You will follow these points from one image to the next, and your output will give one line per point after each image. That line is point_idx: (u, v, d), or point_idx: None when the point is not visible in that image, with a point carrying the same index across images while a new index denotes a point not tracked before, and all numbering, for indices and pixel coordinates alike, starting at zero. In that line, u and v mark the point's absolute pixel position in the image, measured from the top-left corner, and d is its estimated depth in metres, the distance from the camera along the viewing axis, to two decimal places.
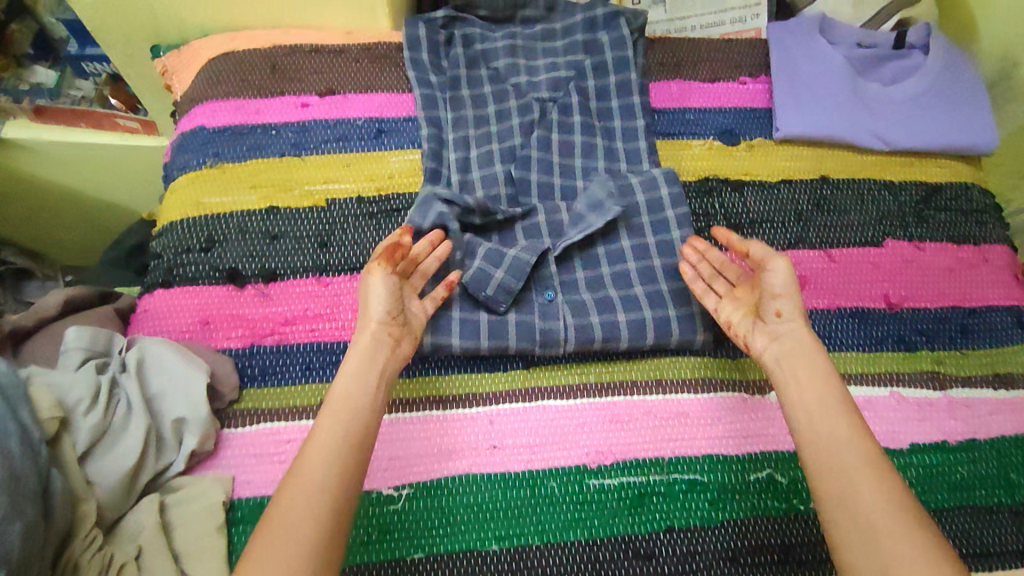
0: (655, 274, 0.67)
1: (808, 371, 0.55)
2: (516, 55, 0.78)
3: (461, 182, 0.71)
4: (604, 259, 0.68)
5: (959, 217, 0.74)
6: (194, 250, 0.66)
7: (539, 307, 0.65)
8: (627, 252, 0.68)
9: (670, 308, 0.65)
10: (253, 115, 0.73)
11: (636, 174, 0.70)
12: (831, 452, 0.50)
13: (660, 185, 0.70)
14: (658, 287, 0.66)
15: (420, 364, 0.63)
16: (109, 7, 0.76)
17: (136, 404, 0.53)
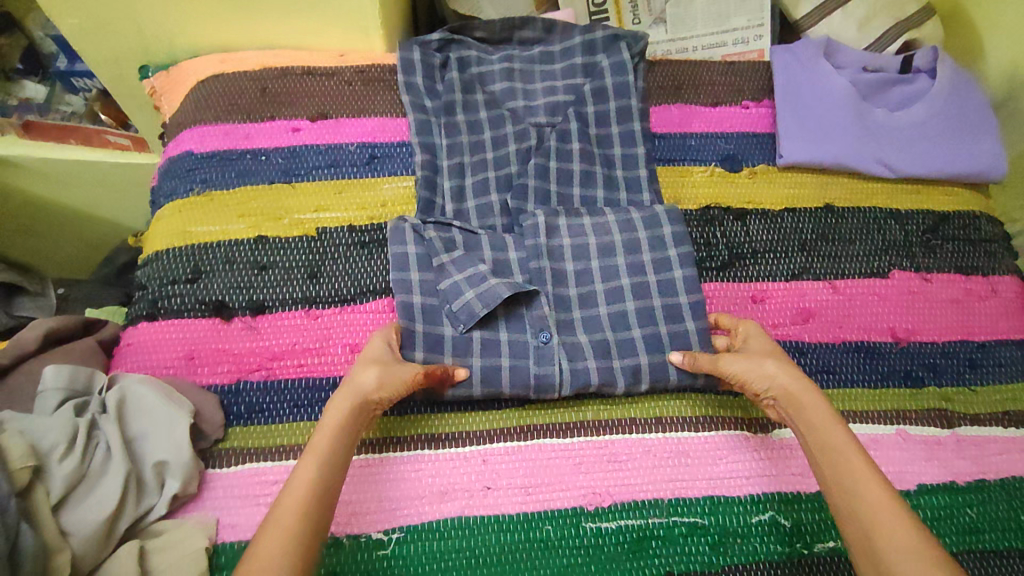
0: (654, 316, 0.64)
1: (819, 418, 0.53)
2: (513, 79, 0.75)
3: (455, 212, 0.69)
4: (601, 294, 0.65)
5: (966, 247, 0.72)
6: (180, 281, 0.64)
7: (534, 350, 0.62)
8: (626, 289, 0.65)
9: (668, 346, 0.62)
10: (243, 139, 0.72)
11: (638, 209, 0.68)
12: (850, 503, 0.47)
13: (662, 221, 0.67)
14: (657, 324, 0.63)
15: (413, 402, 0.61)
16: (98, 27, 0.74)
17: (115, 447, 0.51)
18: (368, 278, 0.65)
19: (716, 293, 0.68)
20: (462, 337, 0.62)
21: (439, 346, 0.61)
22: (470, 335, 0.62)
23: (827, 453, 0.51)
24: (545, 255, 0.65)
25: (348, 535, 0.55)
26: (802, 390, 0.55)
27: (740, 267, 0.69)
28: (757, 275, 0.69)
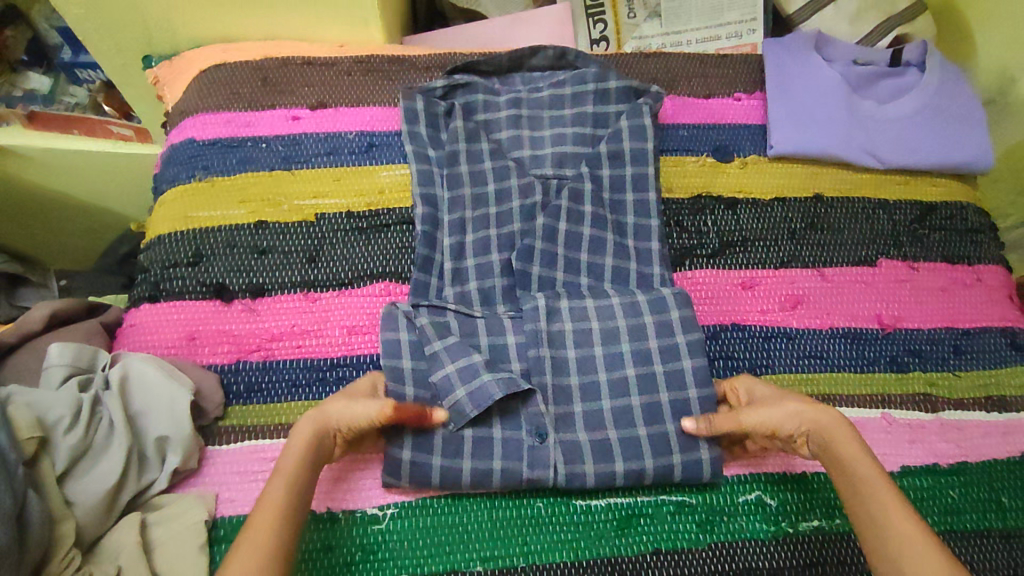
0: (653, 386, 0.61)
1: (849, 456, 0.53)
2: (520, 126, 0.73)
3: (454, 268, 0.66)
4: (593, 312, 0.63)
5: (953, 237, 0.74)
6: (181, 264, 0.66)
7: (528, 452, 0.58)
8: (617, 309, 0.63)
9: (662, 394, 0.60)
10: (244, 127, 0.73)
11: (644, 292, 0.64)
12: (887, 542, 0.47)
13: (671, 306, 0.63)
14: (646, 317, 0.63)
15: None
16: (102, 18, 0.76)
17: (117, 422, 0.52)
18: (366, 263, 0.67)
19: (706, 279, 0.69)
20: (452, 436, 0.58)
21: (431, 411, 0.59)
22: (450, 372, 0.59)
23: (857, 493, 0.51)
24: (545, 341, 0.62)
25: (344, 510, 0.57)
26: (827, 425, 0.55)
27: (731, 255, 0.71)
28: (747, 264, 0.70)
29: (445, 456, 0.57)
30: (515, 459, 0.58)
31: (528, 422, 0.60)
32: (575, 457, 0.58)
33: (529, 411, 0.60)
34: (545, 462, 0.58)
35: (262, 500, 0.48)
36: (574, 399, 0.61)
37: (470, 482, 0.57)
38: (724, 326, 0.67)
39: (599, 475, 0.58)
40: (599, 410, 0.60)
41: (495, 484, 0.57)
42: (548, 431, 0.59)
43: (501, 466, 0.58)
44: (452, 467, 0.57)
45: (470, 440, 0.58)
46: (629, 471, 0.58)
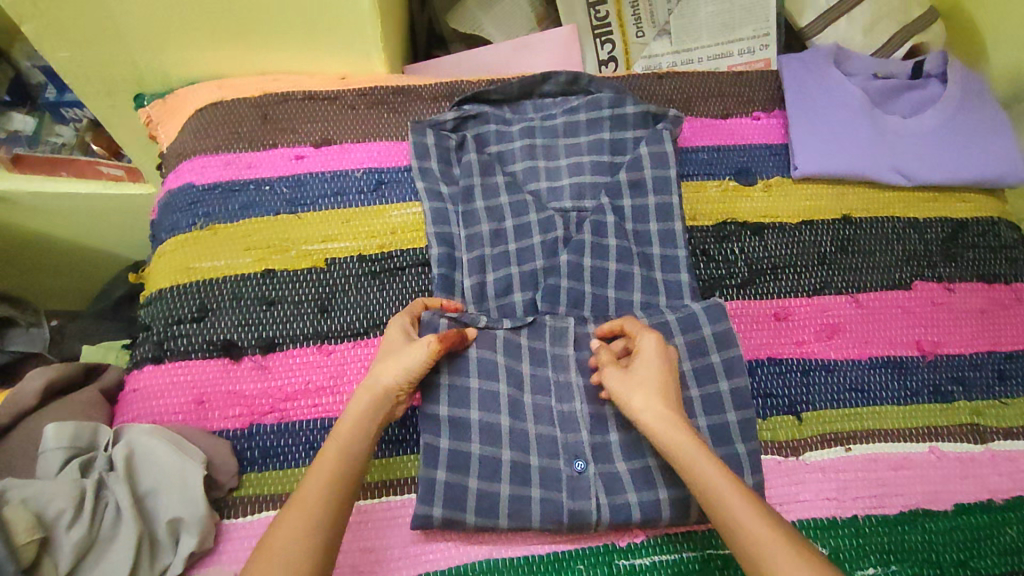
0: (690, 410, 0.59)
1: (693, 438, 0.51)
2: (535, 156, 0.70)
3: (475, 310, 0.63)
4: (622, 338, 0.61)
5: (988, 254, 0.71)
6: (185, 321, 0.62)
7: (567, 483, 0.56)
8: None
9: (700, 418, 0.59)
10: (244, 169, 0.69)
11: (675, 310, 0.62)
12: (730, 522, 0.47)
13: (702, 321, 0.61)
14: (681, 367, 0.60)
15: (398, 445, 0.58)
16: (88, 58, 0.72)
17: (125, 508, 0.48)
18: (382, 310, 0.63)
19: (738, 311, 0.66)
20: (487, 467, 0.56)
21: (465, 467, 0.55)
22: (521, 343, 0.60)
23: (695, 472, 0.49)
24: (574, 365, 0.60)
25: None
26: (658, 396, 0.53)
27: (762, 283, 0.67)
28: (779, 293, 0.67)
29: (480, 512, 0.54)
30: (555, 490, 0.55)
31: (564, 450, 0.57)
32: (617, 489, 0.56)
33: (568, 440, 0.57)
34: (586, 494, 0.55)
35: (315, 469, 0.49)
36: (611, 428, 0.58)
37: (509, 521, 0.54)
38: (760, 360, 0.64)
39: (644, 507, 0.55)
40: (636, 437, 0.57)
41: (535, 522, 0.54)
42: (589, 461, 0.56)
43: (541, 499, 0.55)
44: (488, 492, 0.55)
45: (507, 465, 0.56)
46: (673, 501, 0.55)
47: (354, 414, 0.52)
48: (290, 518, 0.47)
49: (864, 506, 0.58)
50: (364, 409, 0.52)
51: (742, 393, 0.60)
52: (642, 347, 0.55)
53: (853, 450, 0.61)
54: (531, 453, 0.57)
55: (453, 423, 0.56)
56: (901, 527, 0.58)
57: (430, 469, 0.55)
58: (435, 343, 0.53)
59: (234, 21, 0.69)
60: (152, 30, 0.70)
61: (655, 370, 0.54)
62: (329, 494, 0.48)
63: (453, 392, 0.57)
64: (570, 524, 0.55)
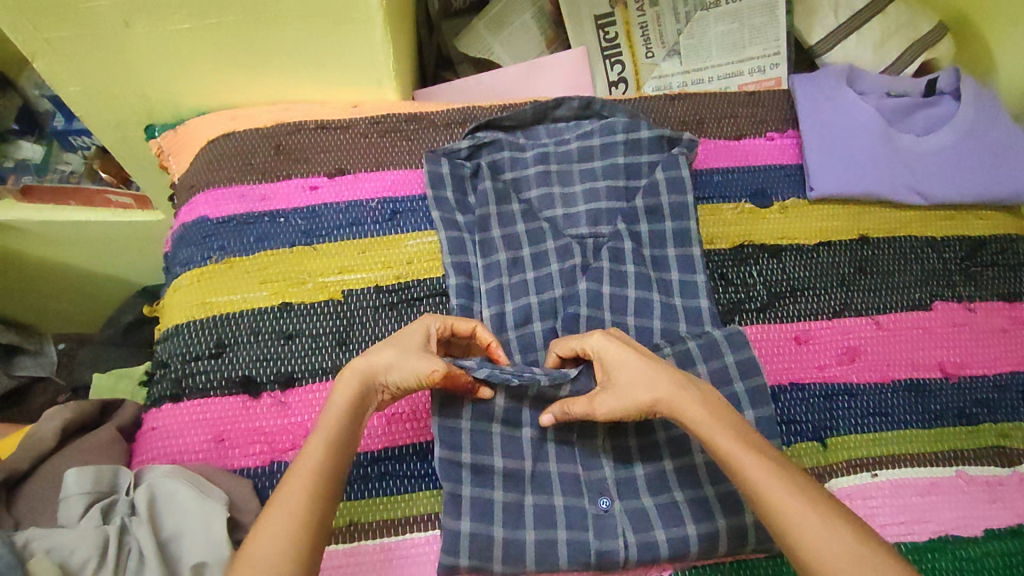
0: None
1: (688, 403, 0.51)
2: (550, 183, 0.70)
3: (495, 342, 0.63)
4: None
5: (1007, 272, 0.71)
6: (202, 357, 0.61)
7: (594, 520, 0.55)
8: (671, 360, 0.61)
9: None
10: (258, 201, 0.69)
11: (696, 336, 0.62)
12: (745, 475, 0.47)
13: (725, 350, 0.61)
14: None
15: (421, 479, 0.57)
16: (100, 92, 0.72)
17: (149, 554, 0.47)
18: None
19: (758, 337, 0.65)
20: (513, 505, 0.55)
21: (489, 513, 0.55)
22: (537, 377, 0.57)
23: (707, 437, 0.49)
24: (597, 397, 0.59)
25: None
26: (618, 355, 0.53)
27: (782, 307, 0.67)
28: (799, 316, 0.67)
29: (507, 559, 0.54)
30: (581, 530, 0.55)
31: (591, 485, 0.57)
32: (644, 525, 0.55)
33: (591, 477, 0.57)
34: (613, 533, 0.55)
35: (298, 466, 0.48)
36: (636, 461, 0.58)
37: (537, 564, 0.54)
38: (782, 385, 0.63)
39: (672, 542, 0.54)
40: (663, 471, 0.57)
41: (563, 560, 0.54)
42: (613, 499, 0.56)
43: (568, 537, 0.54)
44: (513, 538, 0.54)
45: (533, 506, 0.55)
46: (702, 535, 0.54)
47: (336, 404, 0.51)
48: (277, 517, 0.46)
49: (893, 534, 0.57)
50: (349, 399, 0.51)
51: (766, 424, 0.59)
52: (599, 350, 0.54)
53: (879, 475, 0.60)
54: (557, 493, 0.56)
55: (476, 470, 0.56)
56: (931, 555, 0.57)
57: (454, 519, 0.54)
58: (438, 373, 0.52)
59: (245, 52, 0.69)
60: (164, 63, 0.69)
61: (629, 360, 0.53)
62: (316, 490, 0.47)
63: (481, 426, 0.57)
64: (599, 563, 0.54)
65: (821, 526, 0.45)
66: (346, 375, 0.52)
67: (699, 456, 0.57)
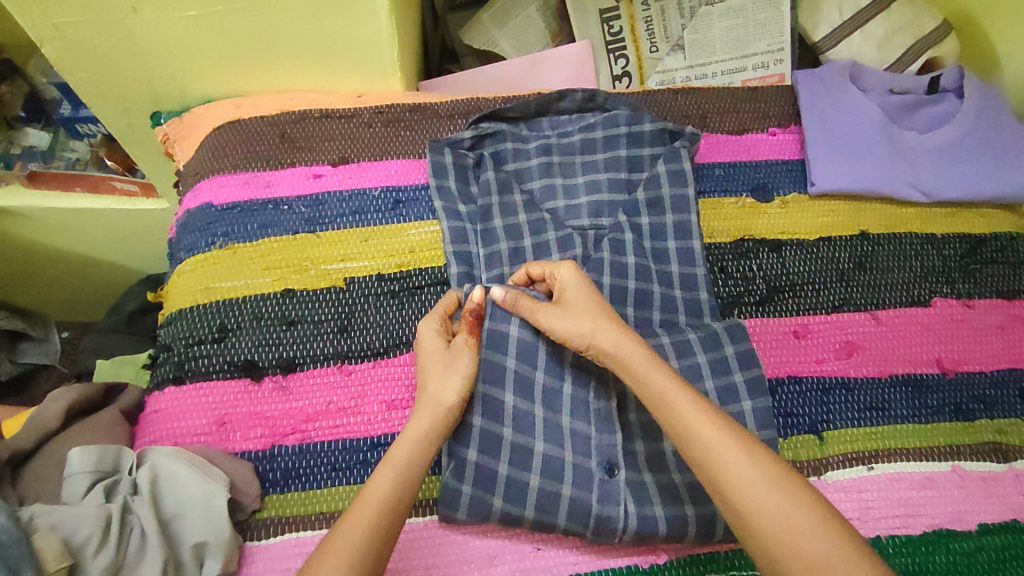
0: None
1: (638, 359, 0.52)
2: (552, 174, 0.70)
3: None
4: None
5: (1007, 270, 0.71)
6: (205, 342, 0.62)
7: (598, 484, 0.56)
8: (669, 351, 0.61)
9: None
10: (262, 188, 0.70)
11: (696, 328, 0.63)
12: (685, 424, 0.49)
13: (724, 341, 0.62)
14: (702, 385, 0.60)
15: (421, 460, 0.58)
16: (107, 79, 0.73)
17: (150, 533, 0.48)
18: (400, 330, 0.63)
19: (757, 329, 0.66)
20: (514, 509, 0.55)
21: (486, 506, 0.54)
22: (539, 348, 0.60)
23: (654, 397, 0.51)
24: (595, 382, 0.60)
25: None
26: (567, 278, 0.58)
27: (781, 300, 0.67)
28: (798, 310, 0.67)
29: (508, 498, 0.55)
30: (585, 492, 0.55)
31: (598, 452, 0.57)
32: (642, 506, 0.56)
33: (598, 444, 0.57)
34: (615, 499, 0.55)
35: (369, 491, 0.49)
36: (633, 445, 0.58)
37: (537, 514, 0.54)
38: (779, 379, 0.64)
39: (669, 524, 0.55)
40: (661, 455, 0.58)
41: (563, 517, 0.54)
42: (618, 466, 0.57)
43: (572, 494, 0.55)
44: (518, 479, 0.55)
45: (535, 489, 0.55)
46: (698, 519, 0.55)
47: (418, 430, 0.53)
48: (348, 532, 0.46)
49: (887, 526, 0.58)
50: (426, 428, 0.53)
51: (762, 412, 0.60)
52: (565, 282, 0.58)
53: (876, 469, 0.60)
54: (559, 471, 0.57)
55: (484, 435, 0.56)
56: (925, 548, 0.57)
57: (457, 484, 0.55)
58: (473, 339, 0.58)
59: (251, 41, 0.70)
60: (171, 51, 0.70)
61: (585, 290, 0.57)
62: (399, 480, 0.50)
63: (488, 405, 0.57)
64: (597, 531, 0.54)
65: (754, 466, 0.46)
66: (423, 407, 0.54)
67: None
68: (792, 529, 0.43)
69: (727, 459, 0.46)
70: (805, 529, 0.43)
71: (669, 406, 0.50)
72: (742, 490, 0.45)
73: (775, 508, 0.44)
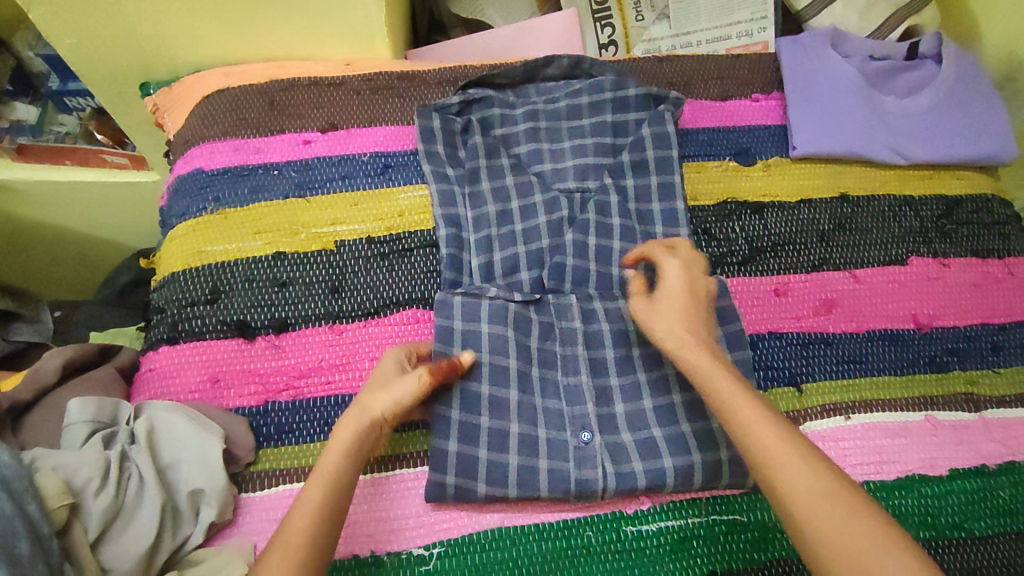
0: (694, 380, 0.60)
1: (704, 359, 0.53)
2: (539, 139, 0.71)
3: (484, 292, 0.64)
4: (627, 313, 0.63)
5: (982, 230, 0.73)
6: (198, 303, 0.63)
7: (574, 452, 0.57)
8: None
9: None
10: (253, 154, 0.70)
11: None
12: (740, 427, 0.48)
13: None
14: None
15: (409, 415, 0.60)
16: (96, 46, 0.73)
17: (149, 478, 0.49)
18: (390, 290, 0.64)
19: (737, 288, 0.67)
20: (499, 463, 0.56)
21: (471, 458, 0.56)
22: (530, 317, 0.62)
23: (714, 400, 0.51)
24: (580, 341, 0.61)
25: (389, 553, 0.54)
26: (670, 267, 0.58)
27: (762, 260, 0.69)
28: (778, 269, 0.69)
29: (492, 449, 0.57)
30: (562, 461, 0.57)
31: (571, 422, 0.58)
32: (623, 458, 0.57)
33: (575, 411, 0.59)
34: (593, 463, 0.57)
35: (295, 510, 0.48)
36: (616, 401, 0.60)
37: (518, 489, 0.56)
38: (759, 335, 0.66)
39: (649, 474, 0.56)
40: (641, 409, 0.59)
41: (543, 487, 0.56)
42: (594, 432, 0.58)
43: (548, 466, 0.56)
44: (501, 443, 0.57)
45: (516, 439, 0.57)
46: (678, 469, 0.57)
47: (338, 443, 0.51)
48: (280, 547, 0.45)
49: (863, 472, 0.60)
50: (352, 438, 0.52)
51: (743, 365, 0.61)
52: (667, 273, 0.58)
53: (853, 418, 0.62)
54: (539, 426, 0.58)
55: (464, 395, 0.58)
56: (897, 492, 0.59)
57: (443, 438, 0.57)
58: (427, 376, 0.54)
59: (240, 6, 0.70)
60: (159, 17, 0.70)
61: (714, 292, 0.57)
62: (339, 476, 0.50)
63: (467, 365, 0.59)
64: (578, 492, 0.56)
65: (806, 472, 0.45)
66: (346, 418, 0.53)
67: (676, 395, 0.60)
68: (840, 533, 0.42)
69: (783, 463, 0.46)
70: (859, 535, 0.42)
71: (726, 407, 0.50)
72: (794, 493, 0.45)
73: (827, 516, 0.43)
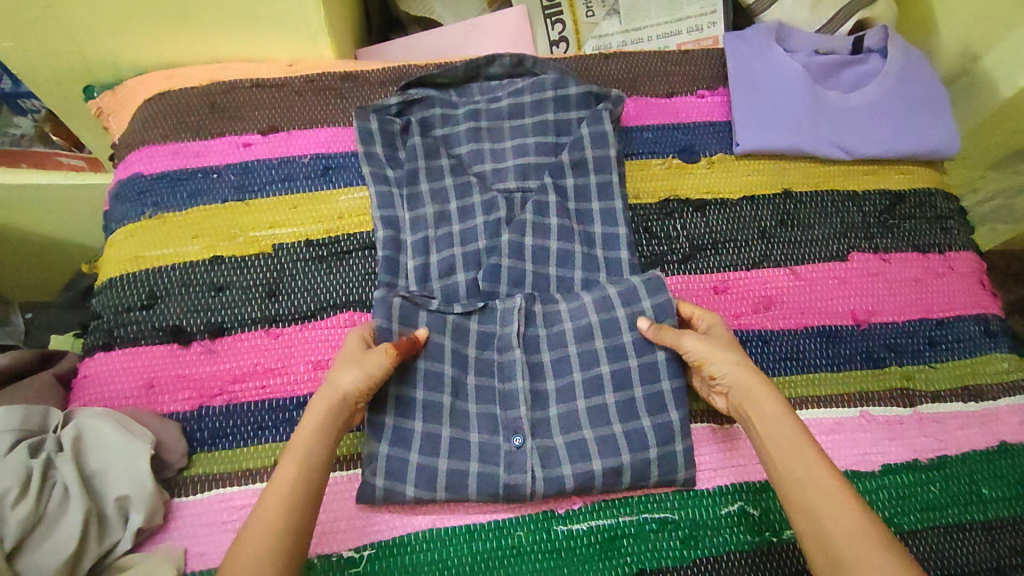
0: (627, 380, 0.60)
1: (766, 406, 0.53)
2: (479, 138, 0.71)
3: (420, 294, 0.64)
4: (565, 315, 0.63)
5: (924, 225, 0.73)
6: (135, 309, 0.63)
7: (504, 455, 0.58)
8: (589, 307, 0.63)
9: (636, 389, 0.60)
10: (192, 158, 0.70)
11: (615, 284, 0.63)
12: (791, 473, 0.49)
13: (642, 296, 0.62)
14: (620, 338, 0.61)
15: None
16: (33, 51, 0.73)
17: (72, 486, 0.50)
18: (327, 293, 0.65)
19: (677, 287, 0.68)
20: (430, 467, 0.57)
21: (402, 464, 0.56)
22: (470, 326, 0.62)
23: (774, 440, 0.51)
24: (520, 345, 0.61)
25: (319, 556, 0.55)
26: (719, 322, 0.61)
27: (702, 259, 0.69)
28: (718, 266, 0.69)
29: (423, 452, 0.57)
30: (493, 464, 0.58)
31: (504, 426, 0.59)
32: (552, 461, 0.58)
33: (507, 416, 0.59)
34: (521, 467, 0.57)
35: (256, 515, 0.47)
36: (549, 403, 0.60)
37: (446, 492, 0.57)
38: None
39: (577, 476, 0.57)
40: (573, 411, 0.60)
41: (472, 490, 0.57)
42: (525, 435, 0.58)
43: (478, 470, 0.57)
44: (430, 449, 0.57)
45: (446, 441, 0.58)
46: (606, 469, 0.58)
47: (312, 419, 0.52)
48: (256, 520, 0.46)
49: None
50: (323, 414, 0.52)
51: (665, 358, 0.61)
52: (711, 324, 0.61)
53: None
54: (470, 430, 0.59)
55: (397, 391, 0.58)
56: None
57: (375, 442, 0.57)
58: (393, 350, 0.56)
59: (177, 10, 0.70)
60: (95, 20, 0.70)
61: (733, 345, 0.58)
62: (306, 466, 0.49)
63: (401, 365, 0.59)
64: (505, 495, 0.57)
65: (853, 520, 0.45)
66: (319, 396, 0.53)
67: (609, 397, 0.60)
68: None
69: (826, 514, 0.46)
70: None
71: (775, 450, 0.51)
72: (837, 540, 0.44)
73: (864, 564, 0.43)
